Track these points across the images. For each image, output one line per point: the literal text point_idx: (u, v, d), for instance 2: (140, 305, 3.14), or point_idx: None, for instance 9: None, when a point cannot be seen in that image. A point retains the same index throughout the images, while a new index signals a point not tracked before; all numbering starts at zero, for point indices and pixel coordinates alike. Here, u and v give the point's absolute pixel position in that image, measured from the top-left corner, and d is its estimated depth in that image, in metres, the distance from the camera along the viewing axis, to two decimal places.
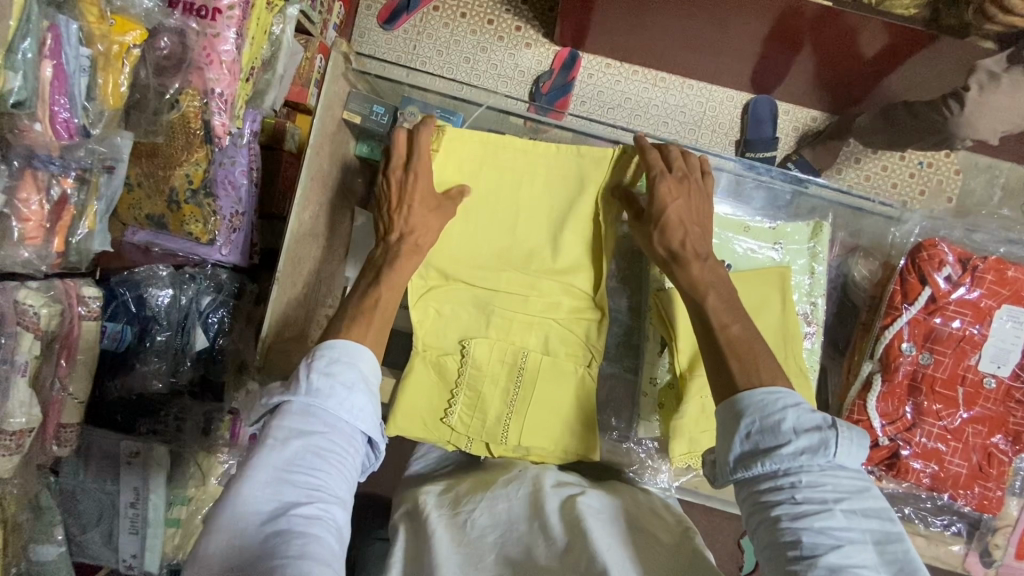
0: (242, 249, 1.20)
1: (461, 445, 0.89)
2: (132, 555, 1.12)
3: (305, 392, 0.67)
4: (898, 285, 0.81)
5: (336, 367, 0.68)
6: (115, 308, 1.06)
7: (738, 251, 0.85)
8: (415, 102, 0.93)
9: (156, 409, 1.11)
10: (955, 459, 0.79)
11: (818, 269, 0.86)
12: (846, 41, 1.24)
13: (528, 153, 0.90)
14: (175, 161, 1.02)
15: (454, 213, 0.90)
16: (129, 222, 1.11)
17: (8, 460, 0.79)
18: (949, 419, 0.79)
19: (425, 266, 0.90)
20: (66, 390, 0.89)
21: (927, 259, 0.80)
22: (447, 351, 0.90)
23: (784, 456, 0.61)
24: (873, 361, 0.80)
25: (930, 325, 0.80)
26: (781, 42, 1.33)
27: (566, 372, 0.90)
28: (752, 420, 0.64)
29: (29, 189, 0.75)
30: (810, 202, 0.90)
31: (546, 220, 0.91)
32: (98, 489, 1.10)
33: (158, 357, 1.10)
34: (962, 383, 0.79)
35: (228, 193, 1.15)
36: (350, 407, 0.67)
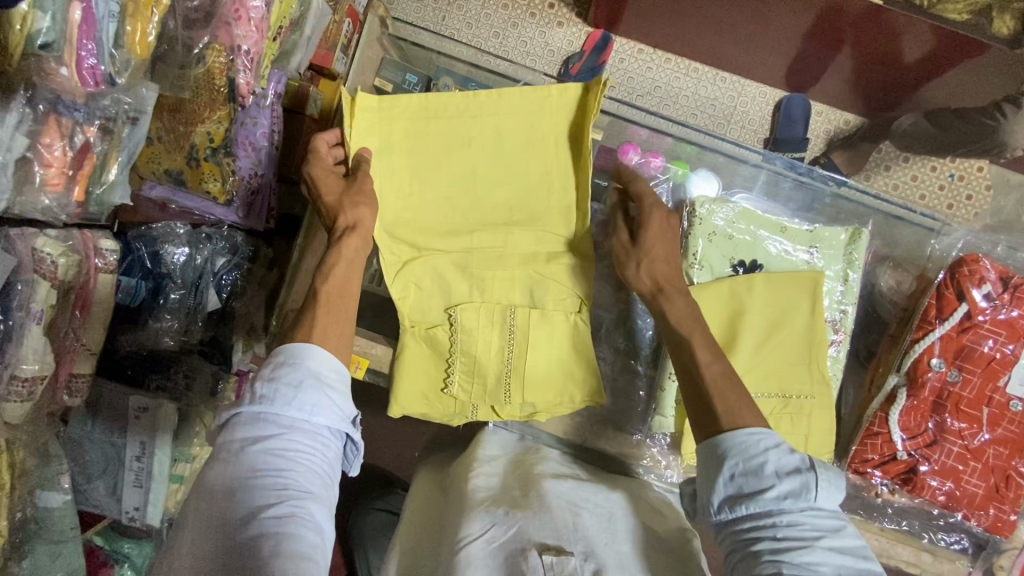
0: (259, 213, 1.18)
1: (467, 414, 0.85)
2: (135, 507, 1.13)
3: (253, 401, 0.65)
4: (934, 299, 0.79)
5: (282, 369, 0.66)
6: (131, 262, 1.06)
7: (770, 249, 0.83)
8: (449, 74, 0.91)
9: (166, 365, 1.09)
10: (973, 478, 0.78)
11: (853, 277, 0.83)
12: (888, 42, 1.20)
13: (476, 104, 0.84)
14: (197, 117, 1.01)
15: (415, 181, 0.86)
16: (146, 176, 1.10)
17: (20, 407, 0.79)
18: (971, 439, 0.78)
19: (396, 241, 0.85)
20: (79, 340, 0.89)
21: (967, 274, 0.78)
22: (435, 323, 0.86)
23: (767, 500, 0.62)
24: (899, 375, 0.79)
25: (963, 342, 0.78)
26: (819, 38, 1.29)
27: (557, 327, 0.85)
28: (735, 462, 0.64)
29: (53, 135, 0.73)
30: (847, 207, 0.90)
31: (514, 174, 0.86)
32: (105, 441, 1.10)
33: (172, 314, 1.09)
34: (987, 404, 0.78)
35: (248, 155, 1.13)
36: (308, 406, 0.65)
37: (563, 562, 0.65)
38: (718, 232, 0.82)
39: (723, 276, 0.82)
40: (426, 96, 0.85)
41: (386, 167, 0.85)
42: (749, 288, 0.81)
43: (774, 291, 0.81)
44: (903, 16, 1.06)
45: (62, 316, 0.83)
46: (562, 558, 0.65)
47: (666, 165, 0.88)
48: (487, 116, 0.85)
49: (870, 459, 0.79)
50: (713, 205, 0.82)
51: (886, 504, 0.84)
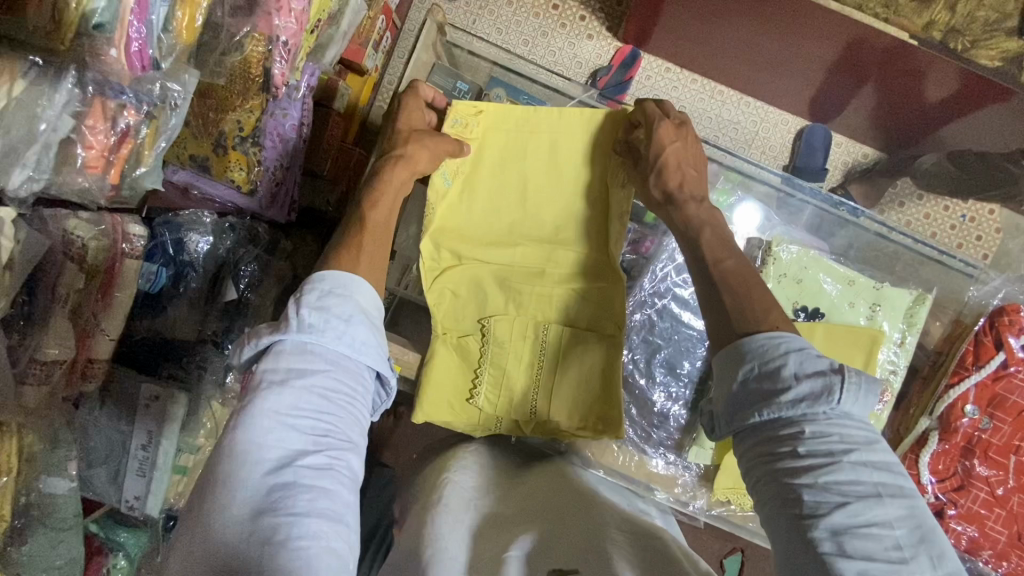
0: (281, 206, 1.20)
1: (491, 427, 0.84)
2: (135, 496, 1.09)
3: (299, 329, 0.61)
4: (971, 345, 0.81)
5: (331, 299, 0.63)
6: (152, 247, 1.05)
7: (832, 296, 0.80)
8: (502, 85, 0.91)
9: (180, 354, 1.08)
10: (997, 525, 0.79)
11: (910, 339, 0.81)
12: (912, 86, 1.22)
13: (532, 120, 0.84)
14: (228, 105, 1.02)
15: (461, 190, 0.86)
16: (169, 160, 1.08)
17: (37, 390, 0.76)
18: (997, 486, 0.79)
19: (439, 248, 0.87)
20: (99, 325, 0.86)
21: (1008, 323, 0.79)
22: (467, 332, 0.86)
23: (783, 404, 0.57)
24: (932, 419, 0.80)
25: (995, 391, 0.79)
26: (847, 74, 1.31)
27: (588, 345, 0.84)
28: (751, 366, 0.60)
29: (97, 117, 0.71)
30: (890, 248, 0.90)
31: (561, 191, 0.86)
32: (111, 428, 1.05)
33: (190, 303, 1.08)
34: (1015, 452, 0.79)
35: (275, 145, 1.14)
36: (357, 343, 0.63)
37: None
38: (790, 275, 0.80)
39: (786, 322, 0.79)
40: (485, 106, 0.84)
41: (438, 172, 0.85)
42: (810, 334, 0.79)
43: (837, 343, 0.78)
44: (933, 58, 1.07)
45: (87, 300, 0.82)
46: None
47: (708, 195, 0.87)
48: (538, 136, 0.84)
49: None
50: (782, 244, 0.80)
51: None
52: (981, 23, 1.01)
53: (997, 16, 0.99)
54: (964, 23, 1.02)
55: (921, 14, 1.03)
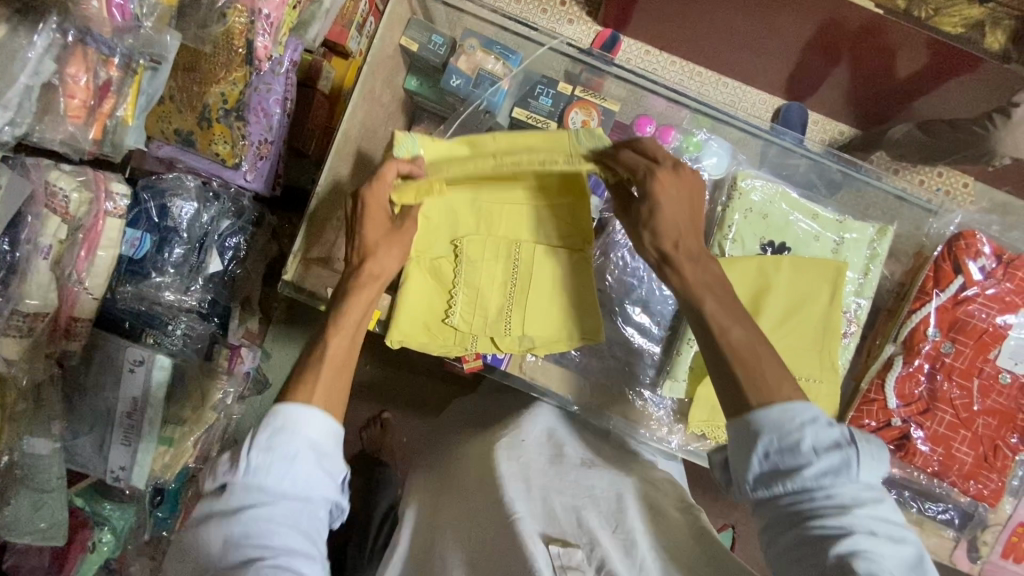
0: (266, 179, 1.21)
1: (467, 347, 0.79)
2: (121, 466, 1.09)
3: (242, 472, 0.60)
4: (932, 270, 0.83)
5: (278, 437, 0.61)
6: (137, 213, 1.06)
7: (798, 232, 0.83)
8: (475, 35, 0.85)
9: (163, 323, 1.08)
10: (963, 447, 0.81)
11: (873, 271, 0.83)
12: (884, 59, 1.26)
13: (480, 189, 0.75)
14: (212, 78, 1.03)
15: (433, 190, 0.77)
16: (154, 135, 1.13)
17: (18, 341, 0.77)
18: (962, 409, 0.81)
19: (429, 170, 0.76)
20: (82, 282, 0.87)
21: (965, 247, 0.82)
22: (440, 255, 0.79)
23: (810, 485, 0.56)
24: (897, 343, 0.82)
25: (958, 315, 0.82)
26: (819, 50, 1.34)
27: (560, 261, 0.80)
28: (770, 439, 0.58)
29: (78, 66, 0.73)
30: (855, 187, 0.90)
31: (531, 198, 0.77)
32: (95, 396, 1.05)
33: (174, 270, 1.08)
34: (978, 374, 0.81)
35: (259, 121, 1.16)
36: (303, 477, 0.61)
37: (570, 554, 0.67)
38: (755, 208, 0.82)
39: (752, 254, 0.82)
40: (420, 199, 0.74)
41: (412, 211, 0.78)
42: (777, 266, 0.80)
43: (803, 273, 0.80)
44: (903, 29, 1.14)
45: (69, 254, 0.83)
46: (568, 549, 0.68)
47: (679, 143, 0.86)
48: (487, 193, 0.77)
49: (868, 425, 0.81)
50: (747, 179, 0.82)
51: (879, 474, 0.86)
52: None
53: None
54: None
55: None
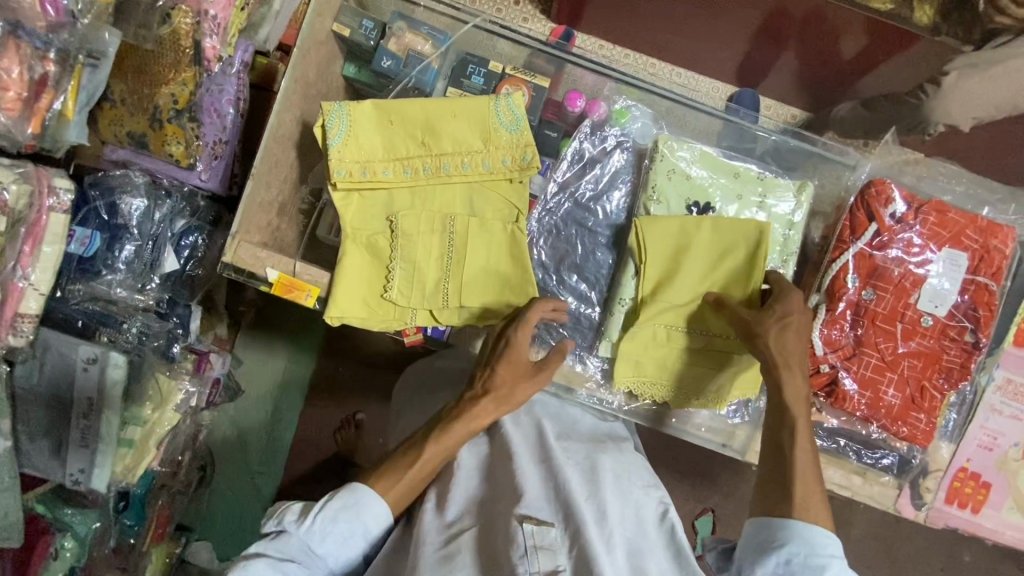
0: (222, 178, 1.20)
1: (407, 322, 0.81)
2: (80, 469, 1.08)
3: (300, 531, 0.69)
4: (848, 220, 0.88)
5: (344, 518, 0.70)
6: (86, 213, 1.08)
7: (718, 191, 0.87)
8: (404, 18, 0.87)
9: (117, 321, 1.08)
10: (891, 389, 0.86)
11: (797, 227, 0.87)
12: (827, 41, 1.31)
13: (407, 157, 0.80)
14: (161, 79, 1.03)
15: (375, 131, 0.80)
16: (108, 139, 1.11)
17: None
18: (887, 352, 0.86)
19: (375, 117, 0.80)
20: (28, 278, 0.87)
21: (876, 195, 0.87)
22: (377, 231, 0.81)
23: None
24: (820, 292, 0.87)
25: (876, 263, 0.87)
26: (767, 36, 1.38)
27: (496, 234, 0.81)
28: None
29: (11, 59, 0.75)
30: (773, 147, 0.97)
31: (468, 152, 0.81)
32: (51, 397, 1.05)
33: (126, 268, 1.09)
34: (901, 319, 0.87)
35: (213, 121, 1.16)
36: (339, 558, 0.71)
37: (544, 532, 0.68)
38: (678, 170, 0.86)
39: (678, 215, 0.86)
40: (355, 154, 0.79)
41: (349, 139, 0.78)
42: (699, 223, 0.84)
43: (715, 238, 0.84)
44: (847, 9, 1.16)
45: (10, 248, 0.83)
46: (542, 528, 0.69)
47: (607, 114, 0.91)
48: (420, 151, 0.81)
49: None
50: (667, 142, 0.86)
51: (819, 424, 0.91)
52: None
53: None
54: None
55: None
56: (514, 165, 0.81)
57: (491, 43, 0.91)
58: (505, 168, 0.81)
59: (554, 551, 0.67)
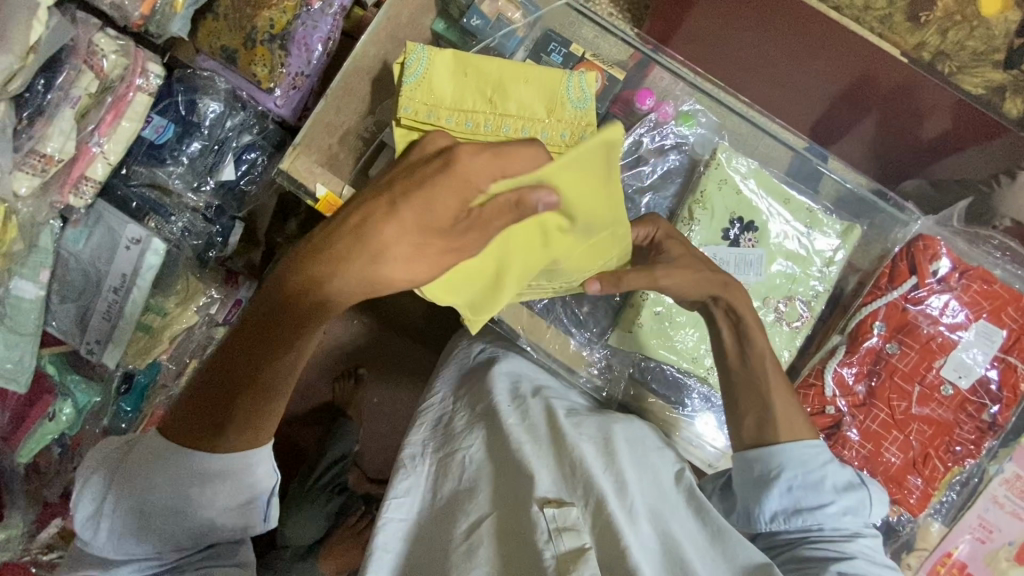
0: (295, 108, 1.22)
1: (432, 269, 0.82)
2: (96, 339, 1.15)
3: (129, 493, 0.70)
4: (888, 268, 0.90)
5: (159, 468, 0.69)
6: (166, 103, 1.12)
7: (766, 215, 0.88)
8: None
9: (167, 211, 1.14)
10: (893, 448, 0.86)
11: (833, 269, 0.88)
12: (909, 119, 1.24)
13: (471, 111, 0.82)
14: (263, 3, 1.12)
15: (448, 78, 0.82)
16: (202, 49, 1.15)
17: (31, 180, 0.85)
18: (898, 410, 0.86)
19: (451, 66, 0.82)
20: (100, 145, 0.93)
21: (923, 248, 0.88)
22: None
23: (825, 514, 0.75)
24: (843, 334, 0.90)
25: (908, 319, 0.88)
26: (848, 102, 1.29)
27: None
28: (792, 476, 0.76)
29: None
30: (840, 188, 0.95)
31: (531, 121, 0.83)
32: (90, 264, 1.11)
33: (188, 163, 1.14)
34: (919, 381, 0.86)
35: (301, 54, 1.18)
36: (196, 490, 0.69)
37: (566, 513, 0.70)
38: (729, 182, 0.87)
39: (720, 228, 0.87)
40: (426, 96, 0.81)
41: (424, 80, 0.81)
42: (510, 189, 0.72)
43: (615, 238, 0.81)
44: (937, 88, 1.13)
45: (94, 113, 0.91)
46: (563, 510, 0.70)
47: (673, 115, 0.93)
48: (486, 108, 0.82)
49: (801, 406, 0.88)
50: (726, 151, 0.86)
51: None
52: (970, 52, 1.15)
53: (985, 47, 1.14)
54: (952, 49, 1.15)
55: (915, 34, 1.15)
56: (570, 141, 0.83)
57: (581, 25, 0.93)
58: (563, 144, 0.83)
59: (579, 531, 0.69)
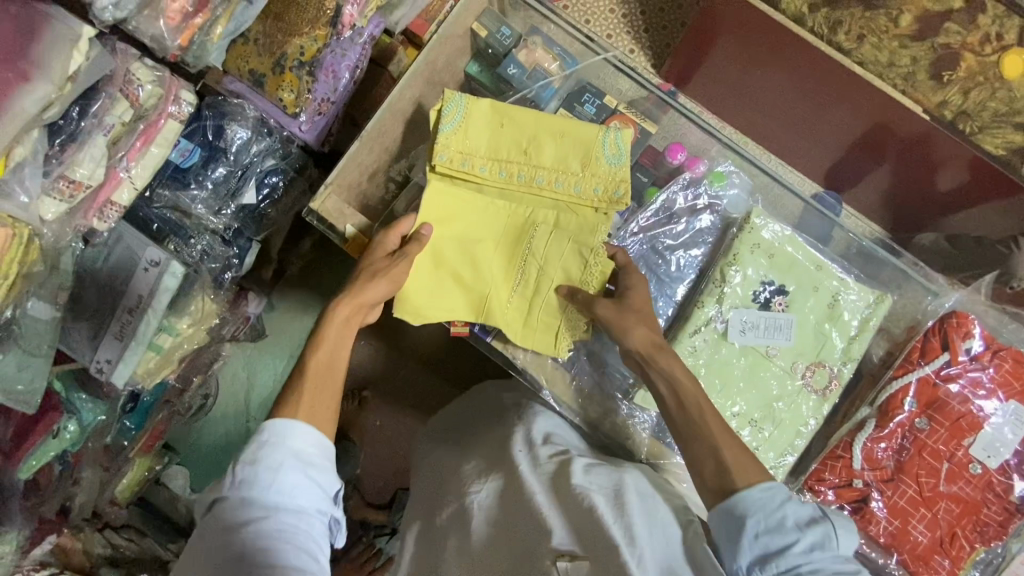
0: (319, 133, 1.23)
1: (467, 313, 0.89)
2: (107, 359, 1.10)
3: (238, 485, 0.64)
4: (920, 342, 0.92)
5: (264, 449, 0.65)
6: (195, 127, 1.14)
7: (798, 280, 0.89)
8: (540, 35, 0.94)
9: (187, 233, 1.14)
10: (920, 527, 0.87)
11: (865, 337, 0.89)
12: (921, 171, 1.26)
13: (504, 161, 0.88)
14: (296, 31, 1.11)
15: (483, 130, 0.87)
16: (229, 71, 1.16)
17: (58, 205, 0.85)
18: (926, 487, 0.88)
19: (487, 119, 0.87)
20: (128, 171, 0.93)
21: (955, 325, 0.90)
22: (462, 225, 0.88)
23: (795, 554, 0.66)
24: (872, 407, 0.91)
25: (939, 395, 0.89)
26: (864, 150, 1.31)
27: (566, 252, 0.88)
28: (757, 521, 0.68)
29: None
30: (865, 253, 0.98)
31: (561, 171, 0.88)
32: (107, 285, 1.09)
33: (212, 188, 1.15)
34: (948, 458, 0.88)
35: (328, 80, 1.18)
36: (289, 488, 0.64)
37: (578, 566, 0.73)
38: (762, 245, 0.88)
39: (752, 290, 0.88)
40: (462, 148, 0.86)
41: (460, 132, 0.86)
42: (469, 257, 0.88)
43: (557, 237, 0.89)
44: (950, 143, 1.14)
45: (126, 140, 0.91)
46: (575, 562, 0.73)
47: (705, 174, 0.94)
48: (519, 159, 0.88)
49: (828, 478, 0.89)
50: (759, 216, 0.88)
51: None
52: (990, 112, 1.08)
53: (1005, 110, 1.05)
54: (973, 110, 1.09)
55: (936, 93, 1.10)
56: (602, 196, 0.88)
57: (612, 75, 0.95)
58: (591, 195, 0.88)
59: None
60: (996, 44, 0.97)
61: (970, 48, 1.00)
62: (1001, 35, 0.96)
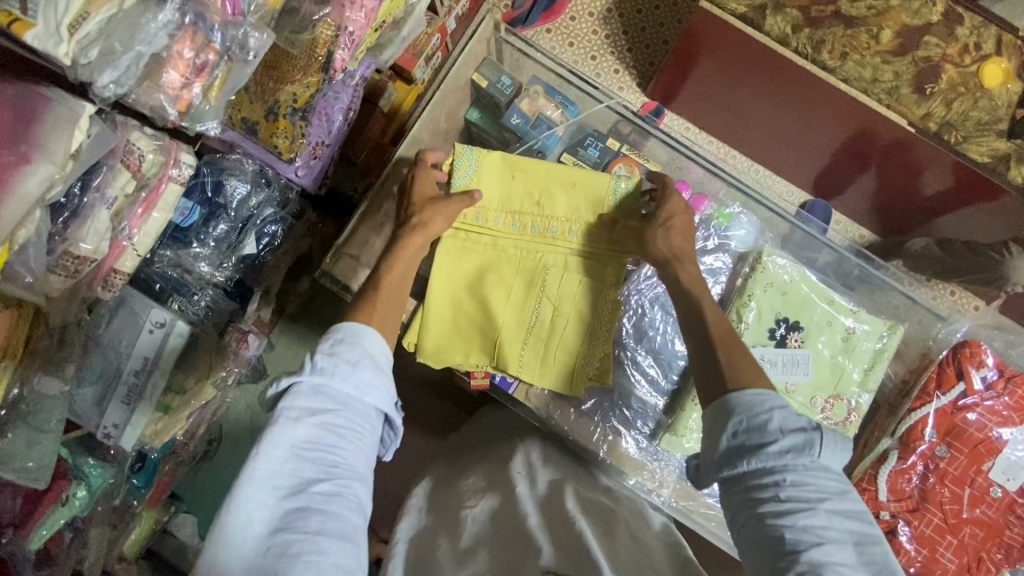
0: (315, 176, 1.21)
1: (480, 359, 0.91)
2: (114, 424, 1.08)
3: (311, 373, 0.64)
4: (936, 373, 0.98)
5: (342, 346, 0.66)
6: (194, 185, 1.13)
7: (813, 314, 0.91)
8: (540, 83, 0.97)
9: (189, 291, 1.15)
10: (948, 552, 0.95)
11: (879, 366, 0.92)
12: (907, 174, 1.24)
13: (514, 212, 0.90)
14: (287, 78, 1.02)
15: (492, 185, 0.90)
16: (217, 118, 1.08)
17: (64, 280, 0.84)
18: (951, 515, 0.95)
19: (497, 170, 0.89)
20: (131, 239, 0.92)
21: (968, 355, 0.97)
22: (472, 276, 0.90)
23: (768, 455, 0.64)
24: (893, 438, 0.97)
25: (955, 422, 0.96)
26: (851, 157, 1.31)
27: (577, 295, 0.91)
28: (739, 420, 0.66)
29: (186, 43, 0.78)
30: (870, 277, 1.01)
31: (569, 218, 0.90)
32: (112, 349, 1.07)
33: (214, 245, 1.16)
34: (970, 484, 0.95)
35: (321, 123, 1.14)
36: (363, 383, 0.66)
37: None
38: (776, 284, 0.91)
39: (768, 328, 0.90)
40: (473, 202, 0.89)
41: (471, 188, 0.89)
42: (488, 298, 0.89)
43: (571, 278, 0.91)
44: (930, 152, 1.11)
45: (130, 209, 0.90)
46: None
47: (711, 213, 0.96)
48: (528, 210, 0.90)
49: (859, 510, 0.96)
50: (771, 256, 0.90)
51: None
52: (974, 121, 1.01)
53: (987, 118, 0.99)
54: (956, 119, 1.03)
55: (920, 106, 1.05)
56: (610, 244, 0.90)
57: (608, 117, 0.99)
58: (598, 240, 0.90)
59: None
60: (974, 54, 0.95)
61: (950, 60, 0.97)
62: (978, 44, 0.95)
